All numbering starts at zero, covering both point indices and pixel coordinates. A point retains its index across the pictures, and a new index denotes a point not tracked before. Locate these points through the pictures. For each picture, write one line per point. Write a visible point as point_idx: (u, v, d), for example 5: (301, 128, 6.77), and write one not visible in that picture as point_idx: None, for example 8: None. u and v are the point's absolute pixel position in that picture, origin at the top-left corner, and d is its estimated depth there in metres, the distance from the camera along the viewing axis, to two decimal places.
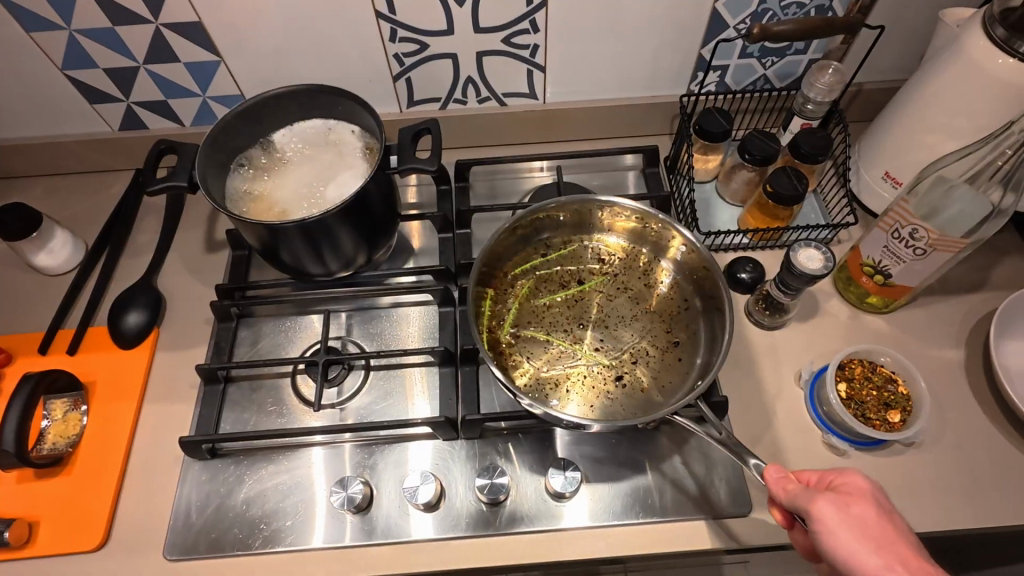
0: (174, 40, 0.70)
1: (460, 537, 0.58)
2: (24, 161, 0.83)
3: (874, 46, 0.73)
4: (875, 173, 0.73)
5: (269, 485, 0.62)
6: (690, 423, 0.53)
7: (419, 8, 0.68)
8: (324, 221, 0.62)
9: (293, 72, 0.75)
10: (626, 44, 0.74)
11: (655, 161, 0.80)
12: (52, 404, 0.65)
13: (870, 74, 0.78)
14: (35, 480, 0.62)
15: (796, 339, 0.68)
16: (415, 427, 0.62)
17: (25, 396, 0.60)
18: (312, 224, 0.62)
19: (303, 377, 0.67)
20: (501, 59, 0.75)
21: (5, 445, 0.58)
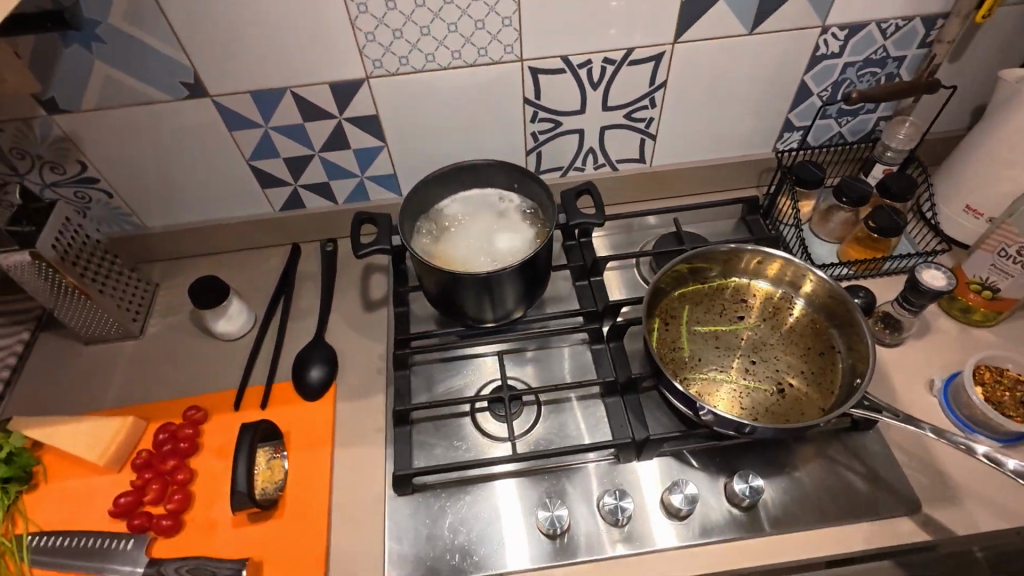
0: (352, 131, 0.82)
1: (659, 548, 0.64)
2: (194, 242, 0.93)
3: (947, 103, 0.86)
4: (956, 208, 0.84)
5: (471, 514, 0.67)
6: (869, 413, 0.62)
7: (561, 93, 0.81)
8: (506, 272, 0.72)
9: (444, 151, 0.87)
10: (728, 112, 0.87)
11: (755, 209, 0.91)
12: (260, 452, 0.71)
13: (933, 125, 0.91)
14: (250, 523, 0.68)
15: (919, 354, 0.76)
16: (500, 465, 0.69)
17: (248, 445, 0.66)
18: (496, 274, 0.71)
19: (482, 415, 0.75)
20: (620, 131, 0.88)
21: (239, 488, 0.63)
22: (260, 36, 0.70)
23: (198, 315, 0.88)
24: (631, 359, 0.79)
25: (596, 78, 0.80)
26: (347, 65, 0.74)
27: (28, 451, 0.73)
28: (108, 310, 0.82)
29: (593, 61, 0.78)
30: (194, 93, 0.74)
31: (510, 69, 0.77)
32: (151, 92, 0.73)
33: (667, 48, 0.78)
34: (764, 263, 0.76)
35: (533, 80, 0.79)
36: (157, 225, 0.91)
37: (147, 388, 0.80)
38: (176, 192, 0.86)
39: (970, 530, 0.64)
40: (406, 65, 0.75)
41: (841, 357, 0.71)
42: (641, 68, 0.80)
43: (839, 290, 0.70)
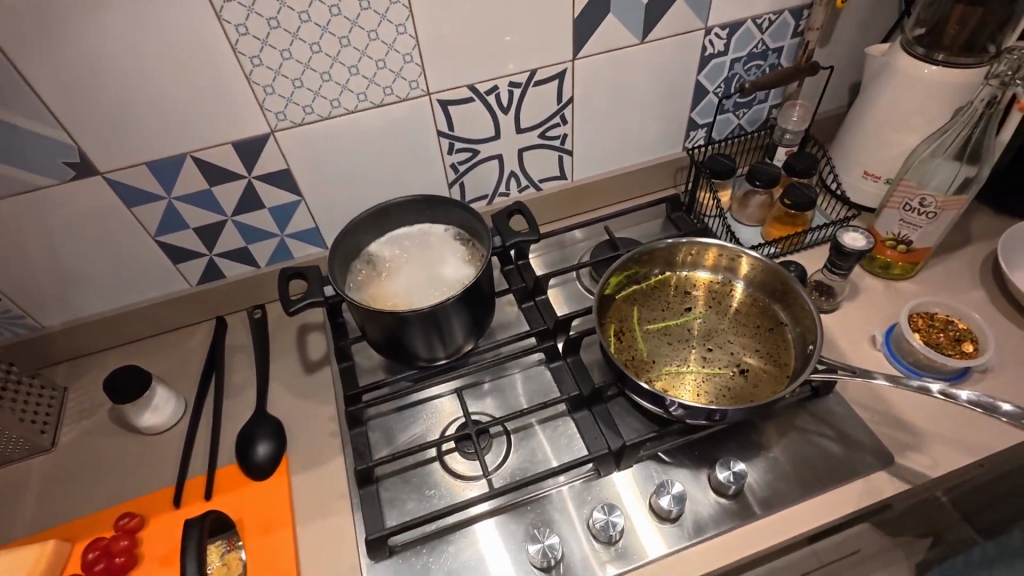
0: (264, 188, 0.78)
1: (659, 556, 0.62)
2: (104, 335, 0.85)
3: (828, 82, 0.94)
4: (856, 175, 0.90)
5: (458, 566, 0.63)
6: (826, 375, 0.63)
7: (474, 121, 0.81)
8: (452, 303, 0.69)
9: (364, 196, 0.84)
10: (635, 117, 0.90)
11: (678, 206, 0.95)
12: (211, 548, 0.64)
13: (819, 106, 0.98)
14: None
15: (855, 315, 0.80)
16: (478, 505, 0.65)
17: (196, 536, 0.59)
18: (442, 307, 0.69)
19: (451, 456, 0.71)
20: (537, 152, 0.89)
21: None
22: (147, 103, 0.66)
23: (118, 413, 0.80)
24: (591, 370, 0.78)
25: (506, 102, 0.81)
26: (249, 120, 0.71)
27: None
28: (8, 427, 0.73)
29: (500, 86, 0.79)
30: (82, 173, 0.69)
31: (419, 104, 0.77)
32: (31, 178, 0.67)
33: (568, 65, 0.80)
34: (701, 254, 0.78)
35: (444, 112, 0.79)
36: (57, 323, 0.82)
37: (67, 506, 0.71)
38: (75, 282, 0.79)
39: (942, 470, 0.66)
40: (312, 113, 0.73)
41: (789, 330, 0.73)
42: (547, 88, 0.81)
43: (776, 267, 0.73)
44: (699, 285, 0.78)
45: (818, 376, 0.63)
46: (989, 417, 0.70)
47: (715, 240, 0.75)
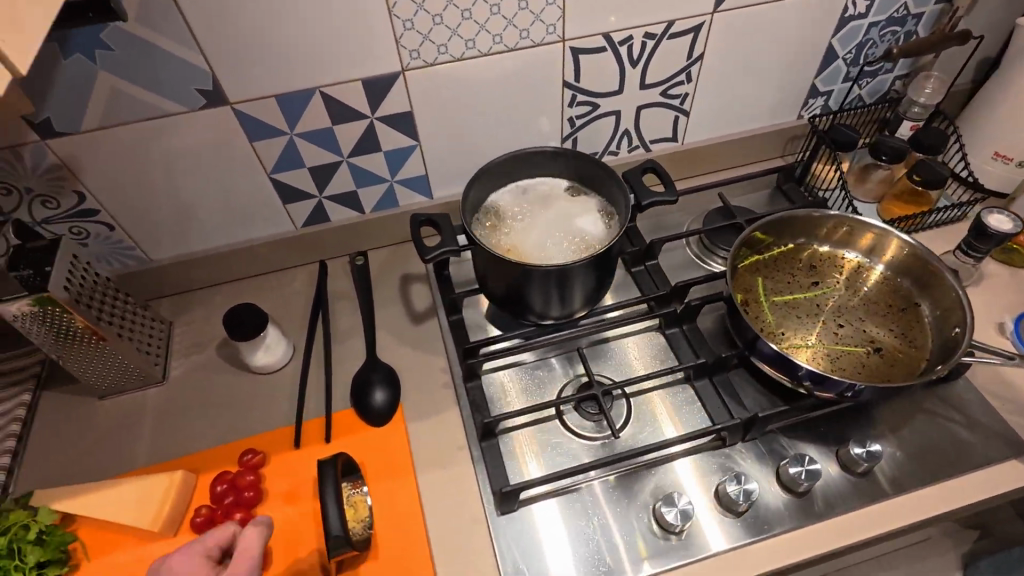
0: (384, 131, 0.75)
1: (787, 529, 0.62)
2: (208, 271, 0.84)
3: (974, 54, 0.89)
4: (985, 156, 0.86)
5: (585, 524, 0.63)
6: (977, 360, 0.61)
7: (601, 74, 0.78)
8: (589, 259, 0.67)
9: (478, 146, 0.81)
10: (759, 79, 0.86)
11: (792, 177, 0.92)
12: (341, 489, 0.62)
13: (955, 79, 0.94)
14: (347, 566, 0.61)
15: (979, 301, 0.78)
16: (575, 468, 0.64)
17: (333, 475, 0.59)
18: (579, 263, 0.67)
19: (569, 416, 0.71)
20: (655, 111, 0.86)
21: (334, 531, 0.56)
22: (287, 31, 0.63)
23: (226, 350, 0.80)
24: (708, 340, 0.76)
25: (636, 55, 0.77)
26: (381, 57, 0.68)
27: (60, 527, 0.63)
28: (126, 355, 0.73)
29: (635, 37, 0.75)
30: (213, 101, 0.66)
31: (551, 51, 0.73)
32: (163, 104, 0.65)
33: (706, 19, 0.76)
34: (833, 228, 0.76)
35: (574, 62, 0.75)
36: (165, 257, 0.82)
37: (186, 437, 0.72)
38: (187, 215, 0.78)
39: None
40: (445, 53, 0.69)
41: (925, 313, 0.71)
42: (680, 42, 0.77)
43: (919, 246, 0.70)
44: (827, 259, 0.76)
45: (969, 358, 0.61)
46: None
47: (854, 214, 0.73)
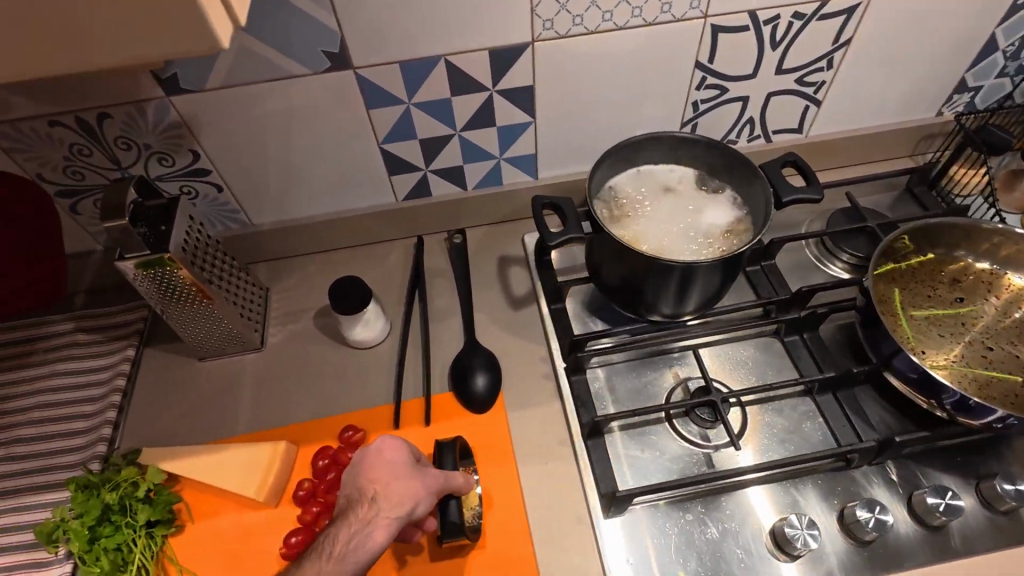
0: (502, 105, 0.71)
1: (920, 564, 0.57)
2: (307, 239, 0.83)
3: None
4: None
5: (699, 537, 0.59)
6: None
7: (738, 55, 0.72)
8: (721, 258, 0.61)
9: (594, 127, 0.77)
10: (904, 70, 0.79)
11: (925, 181, 0.85)
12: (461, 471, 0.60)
13: None
14: (456, 553, 0.60)
15: None
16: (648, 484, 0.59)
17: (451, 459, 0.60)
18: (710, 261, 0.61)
19: (680, 420, 0.66)
20: (786, 98, 0.79)
21: (451, 518, 0.57)
22: None
23: (322, 321, 0.79)
24: (830, 349, 0.71)
25: (779, 36, 0.71)
26: (513, 25, 0.63)
27: (166, 487, 0.64)
28: (229, 319, 0.72)
29: (782, 16, 0.68)
30: (337, 65, 0.64)
31: (691, 28, 0.68)
32: (287, 65, 0.63)
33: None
34: (991, 242, 0.69)
35: (712, 40, 0.69)
36: (266, 222, 0.80)
37: (284, 406, 0.71)
38: (293, 181, 0.76)
39: None
40: (580, 25, 0.65)
41: None
42: (830, 24, 0.71)
43: None
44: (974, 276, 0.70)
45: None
46: None
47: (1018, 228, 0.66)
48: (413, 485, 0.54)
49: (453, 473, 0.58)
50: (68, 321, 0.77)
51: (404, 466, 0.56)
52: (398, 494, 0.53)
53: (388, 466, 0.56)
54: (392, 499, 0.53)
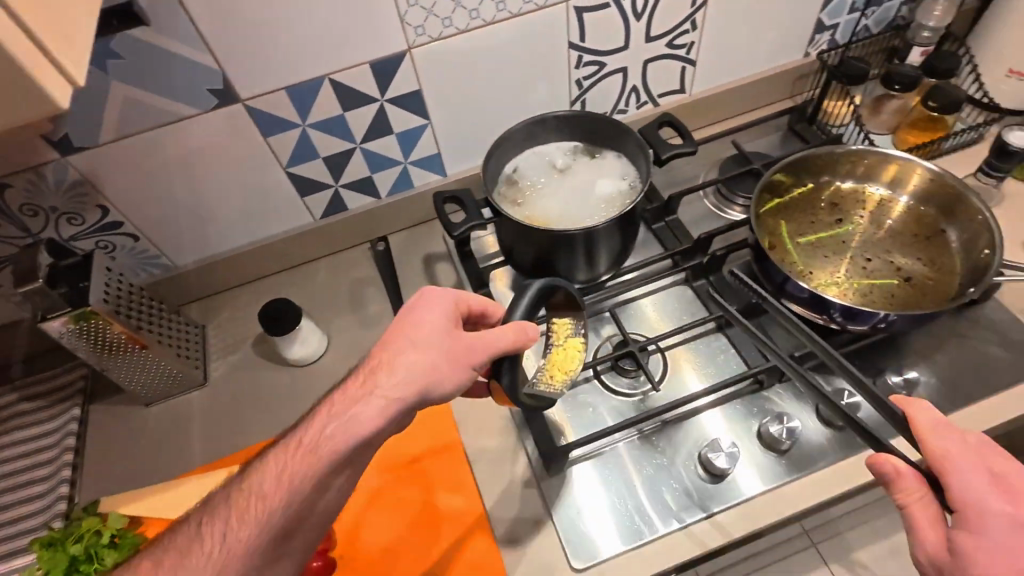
0: (394, 112, 0.75)
1: (832, 461, 0.64)
2: (235, 272, 0.85)
3: None
4: (998, 74, 0.85)
5: (638, 477, 0.64)
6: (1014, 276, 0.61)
7: (606, 30, 0.77)
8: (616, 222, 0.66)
9: (488, 118, 0.81)
10: (763, 21, 0.85)
11: (804, 117, 0.91)
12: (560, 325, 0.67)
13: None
14: (397, 554, 0.64)
15: (1002, 218, 0.78)
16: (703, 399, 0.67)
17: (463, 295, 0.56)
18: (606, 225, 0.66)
19: (607, 375, 0.71)
20: (661, 63, 0.84)
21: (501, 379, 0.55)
22: (289, 20, 0.62)
23: (262, 347, 0.81)
24: (736, 286, 0.77)
25: (640, 7, 0.76)
26: (386, 37, 0.67)
27: (132, 530, 0.66)
28: (168, 361, 0.74)
29: None
30: (225, 100, 0.66)
31: (555, 12, 0.72)
32: (175, 108, 0.65)
33: None
34: (859, 163, 0.75)
35: (578, 21, 0.74)
36: (190, 262, 0.82)
37: (237, 434, 0.74)
38: (208, 219, 0.78)
39: None
40: (449, 27, 0.69)
41: (953, 237, 0.70)
42: None
43: (947, 176, 0.69)
44: (849, 196, 0.76)
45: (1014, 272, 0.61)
46: None
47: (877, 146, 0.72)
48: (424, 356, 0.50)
49: (504, 334, 0.54)
50: (7, 391, 0.77)
51: (440, 328, 0.51)
52: (372, 393, 0.48)
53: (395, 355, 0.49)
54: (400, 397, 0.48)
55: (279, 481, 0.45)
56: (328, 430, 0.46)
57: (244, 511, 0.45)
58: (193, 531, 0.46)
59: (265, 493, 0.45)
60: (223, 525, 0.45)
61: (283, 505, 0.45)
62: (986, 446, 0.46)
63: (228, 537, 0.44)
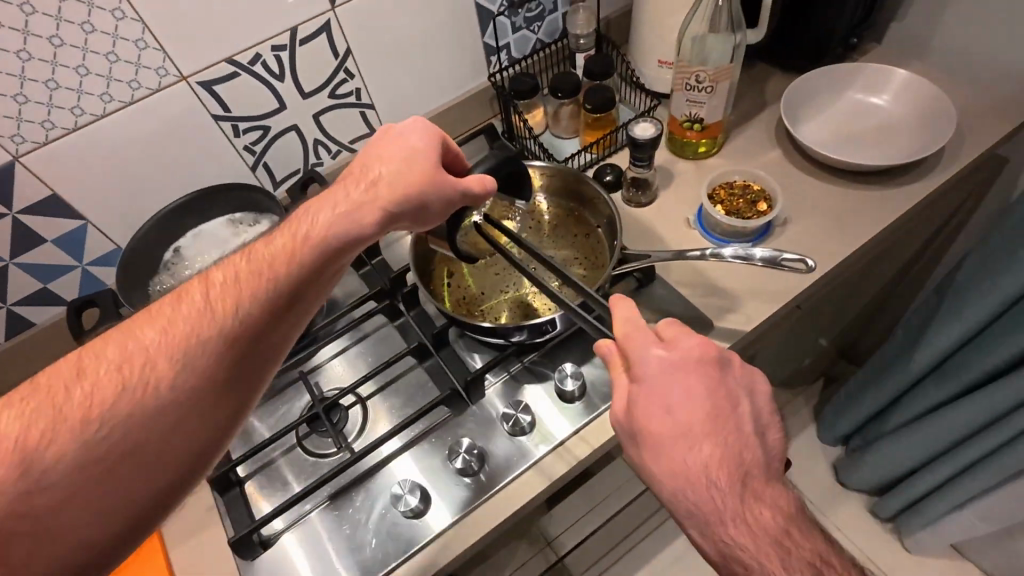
0: (36, 220, 0.72)
1: (516, 477, 0.66)
2: None
3: None
4: (653, 65, 0.91)
5: (334, 537, 0.64)
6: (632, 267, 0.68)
7: (249, 97, 0.77)
8: None
9: (159, 201, 0.80)
10: (425, 55, 0.88)
11: (497, 135, 0.93)
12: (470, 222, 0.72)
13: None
14: None
15: (669, 198, 0.84)
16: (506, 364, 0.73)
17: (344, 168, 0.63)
18: None
19: (310, 437, 0.71)
20: (334, 113, 0.86)
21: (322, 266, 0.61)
22: None
23: None
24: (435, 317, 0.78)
25: (276, 69, 0.77)
26: None
27: None
28: None
29: (262, 54, 0.74)
30: None
31: (178, 91, 0.72)
32: None
33: (329, 16, 0.76)
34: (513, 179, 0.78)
35: (211, 94, 0.75)
36: None
37: None
38: None
39: (750, 324, 0.71)
40: (55, 127, 0.67)
41: (602, 231, 0.75)
42: (315, 45, 0.77)
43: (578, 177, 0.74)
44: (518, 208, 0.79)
45: (650, 260, 0.69)
46: None
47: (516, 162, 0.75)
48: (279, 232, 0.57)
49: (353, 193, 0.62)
50: None
51: (395, 153, 0.63)
52: (329, 200, 0.60)
53: (383, 158, 0.63)
54: (430, 185, 0.63)
55: (346, 209, 0.59)
56: (103, 414, 0.45)
57: (243, 278, 0.53)
58: (228, 273, 0.54)
59: (132, 373, 0.47)
60: (199, 294, 0.52)
61: (287, 269, 0.55)
62: (719, 357, 0.52)
63: (163, 329, 0.49)
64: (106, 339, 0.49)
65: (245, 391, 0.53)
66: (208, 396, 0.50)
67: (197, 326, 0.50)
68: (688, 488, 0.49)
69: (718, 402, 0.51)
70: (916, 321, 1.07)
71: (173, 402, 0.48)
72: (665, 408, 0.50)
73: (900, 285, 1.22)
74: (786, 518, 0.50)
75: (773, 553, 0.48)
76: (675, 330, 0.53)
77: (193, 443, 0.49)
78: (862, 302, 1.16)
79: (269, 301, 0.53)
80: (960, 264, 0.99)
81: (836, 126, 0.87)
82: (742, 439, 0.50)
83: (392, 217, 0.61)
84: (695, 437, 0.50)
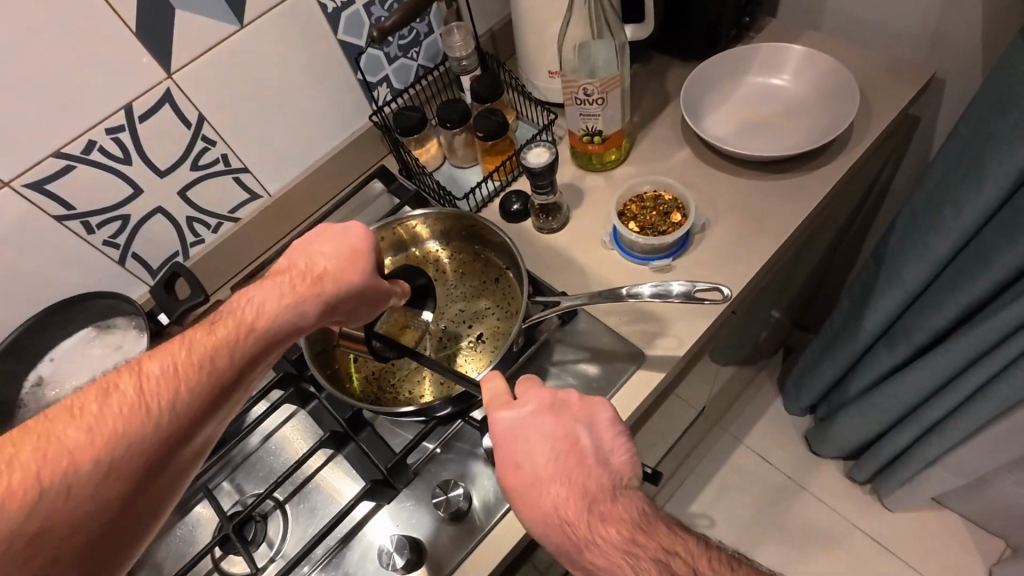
0: None
1: (460, 562, 0.60)
2: None
3: None
4: (544, 77, 0.85)
5: None
6: (541, 314, 0.64)
7: (93, 187, 0.68)
8: None
9: (14, 321, 0.70)
10: (295, 106, 0.80)
11: (391, 175, 0.85)
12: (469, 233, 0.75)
13: (505, 9, 0.92)
14: None
15: (583, 219, 0.79)
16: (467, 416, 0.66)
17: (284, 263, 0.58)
18: None
19: (226, 558, 0.64)
20: (203, 185, 0.77)
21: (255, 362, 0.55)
22: None
23: None
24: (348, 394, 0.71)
25: (119, 152, 0.68)
26: None
27: None
28: None
29: (97, 138, 0.66)
30: None
31: (3, 199, 0.63)
32: None
33: (168, 83, 0.67)
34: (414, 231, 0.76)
35: (46, 194, 0.65)
36: None
37: None
38: None
39: (682, 347, 0.67)
40: None
41: (512, 273, 0.73)
42: (159, 117, 0.69)
43: (476, 218, 0.72)
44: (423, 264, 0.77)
45: (563, 305, 0.64)
46: (716, 267, 0.72)
47: (411, 213, 0.73)
48: (207, 320, 0.51)
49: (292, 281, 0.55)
50: None
51: (332, 248, 0.59)
52: (269, 288, 0.54)
53: (319, 250, 0.59)
54: (369, 287, 0.59)
55: (284, 302, 0.53)
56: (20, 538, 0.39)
57: (184, 372, 0.47)
58: (162, 364, 0.47)
59: (61, 478, 0.40)
60: (133, 388, 0.45)
61: (227, 361, 0.49)
62: (556, 401, 0.52)
63: (90, 428, 0.42)
64: (16, 439, 0.41)
65: (169, 497, 0.47)
66: (134, 503, 0.44)
67: (141, 424, 0.44)
68: (551, 532, 0.48)
69: (559, 441, 0.50)
70: (858, 290, 1.04)
71: (95, 515, 0.42)
72: (513, 465, 0.49)
73: (837, 251, 1.19)
74: (636, 527, 0.47)
75: (629, 566, 0.45)
76: (524, 385, 0.53)
77: (110, 556, 0.43)
78: (804, 275, 1.13)
79: (211, 398, 0.47)
80: (891, 228, 0.96)
81: (741, 116, 0.84)
82: (584, 471, 0.49)
83: (332, 312, 0.57)
84: (542, 482, 0.49)
